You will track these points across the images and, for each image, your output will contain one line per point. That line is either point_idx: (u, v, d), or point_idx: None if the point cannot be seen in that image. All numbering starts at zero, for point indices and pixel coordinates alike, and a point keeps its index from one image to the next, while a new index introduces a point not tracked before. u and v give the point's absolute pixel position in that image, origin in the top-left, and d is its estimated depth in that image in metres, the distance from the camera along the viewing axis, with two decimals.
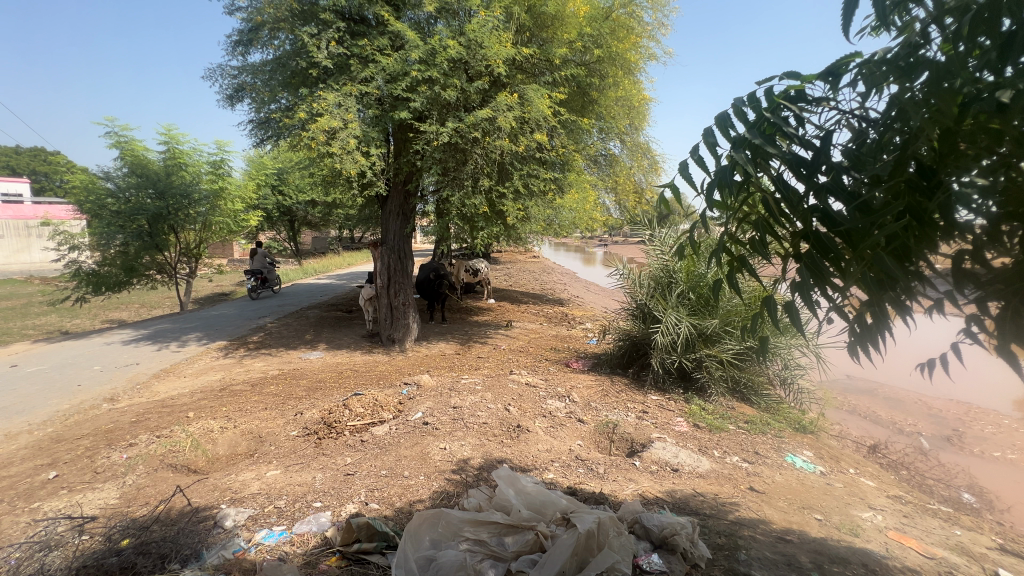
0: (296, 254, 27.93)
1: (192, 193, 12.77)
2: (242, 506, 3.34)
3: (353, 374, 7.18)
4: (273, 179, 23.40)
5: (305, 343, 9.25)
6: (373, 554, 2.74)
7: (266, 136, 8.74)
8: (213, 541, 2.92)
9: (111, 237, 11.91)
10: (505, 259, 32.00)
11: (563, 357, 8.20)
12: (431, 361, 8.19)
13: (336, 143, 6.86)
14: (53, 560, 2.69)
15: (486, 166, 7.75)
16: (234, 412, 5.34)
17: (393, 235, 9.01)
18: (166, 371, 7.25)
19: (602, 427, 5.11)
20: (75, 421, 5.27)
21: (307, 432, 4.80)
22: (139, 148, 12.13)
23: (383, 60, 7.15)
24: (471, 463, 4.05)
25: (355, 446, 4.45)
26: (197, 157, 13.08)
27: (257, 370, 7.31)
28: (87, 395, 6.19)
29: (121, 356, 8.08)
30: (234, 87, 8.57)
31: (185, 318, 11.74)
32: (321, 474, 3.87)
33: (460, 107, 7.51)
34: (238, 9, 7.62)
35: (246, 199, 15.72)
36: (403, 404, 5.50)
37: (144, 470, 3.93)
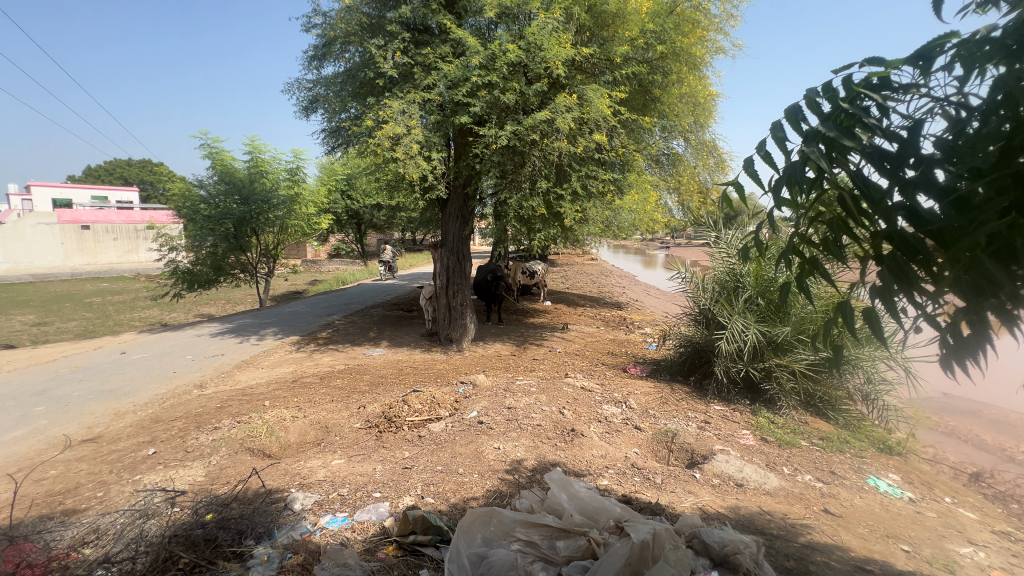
0: (362, 256, 29.46)
1: (272, 199, 13.81)
2: (309, 492, 3.56)
3: (413, 371, 7.43)
4: (342, 184, 24.84)
5: (369, 341, 9.70)
6: (428, 547, 2.82)
7: (337, 144, 9.27)
8: (284, 521, 3.13)
9: (204, 239, 13.17)
10: (563, 261, 31.84)
11: (621, 362, 8.02)
12: (487, 361, 8.31)
13: (399, 148, 7.14)
14: (151, 527, 3.01)
15: (544, 168, 7.77)
16: (304, 403, 5.72)
17: (453, 237, 9.26)
18: (246, 362, 7.89)
19: (660, 435, 4.94)
20: (170, 404, 5.87)
21: (369, 425, 5.03)
22: (228, 158, 13.30)
23: (445, 68, 7.37)
24: (525, 464, 4.07)
25: (413, 441, 4.60)
26: (276, 165, 14.13)
27: (326, 364, 7.76)
28: (181, 381, 6.87)
29: (209, 347, 8.89)
30: (309, 99, 9.17)
31: (264, 314, 12.72)
32: (381, 466, 4.05)
33: (519, 111, 7.57)
34: (314, 26, 8.15)
35: (318, 204, 16.77)
36: (460, 402, 5.62)
37: (227, 451, 4.29)
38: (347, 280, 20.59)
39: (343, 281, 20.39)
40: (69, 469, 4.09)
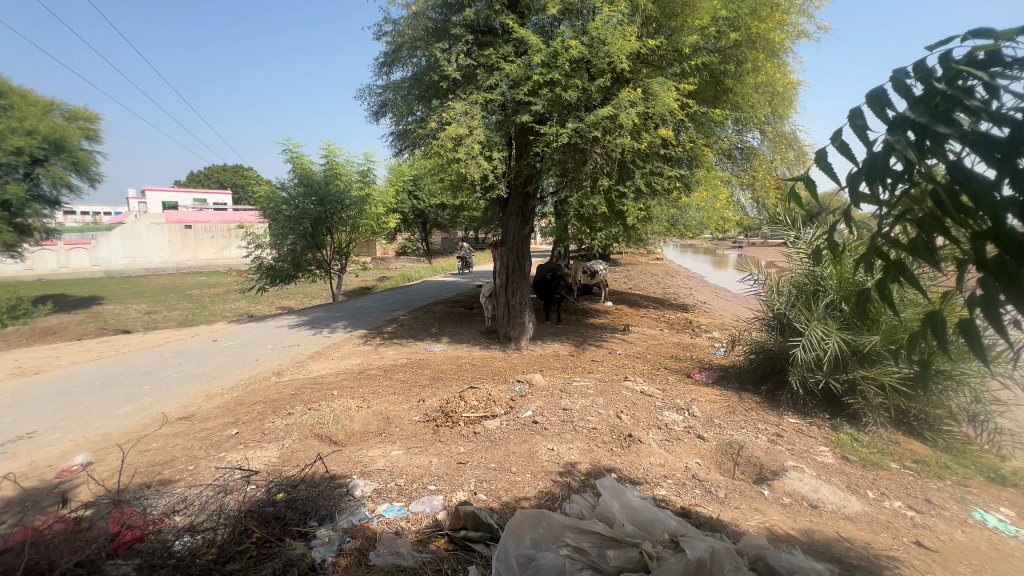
0: (427, 254, 30.48)
1: (345, 200, 14.65)
2: (369, 479, 3.73)
3: (472, 368, 7.57)
4: (409, 185, 25.84)
5: (430, 336, 10.01)
6: (478, 543, 2.85)
7: (404, 146, 9.64)
8: (345, 506, 3.30)
9: (284, 238, 14.24)
10: (626, 260, 31.05)
11: (684, 367, 7.67)
12: (545, 360, 8.27)
13: (462, 149, 7.28)
14: (230, 501, 3.28)
15: (606, 166, 7.59)
16: (369, 394, 6.01)
17: (512, 236, 9.34)
18: (319, 353, 8.44)
19: (725, 446, 4.65)
20: (252, 389, 6.41)
21: (427, 418, 5.19)
22: (307, 162, 14.26)
23: (507, 67, 7.41)
24: (579, 467, 4.00)
25: (468, 437, 4.68)
26: (350, 168, 14.97)
27: (390, 358, 8.11)
28: (262, 368, 7.48)
29: (287, 338, 9.60)
30: (379, 104, 9.61)
31: (336, 308, 13.53)
32: (436, 459, 4.16)
33: (581, 107, 7.44)
34: (384, 34, 8.51)
35: (386, 204, 17.57)
36: (515, 401, 5.65)
37: (298, 436, 4.61)
38: (413, 278, 21.39)
39: (409, 278, 21.22)
40: (167, 443, 4.58)
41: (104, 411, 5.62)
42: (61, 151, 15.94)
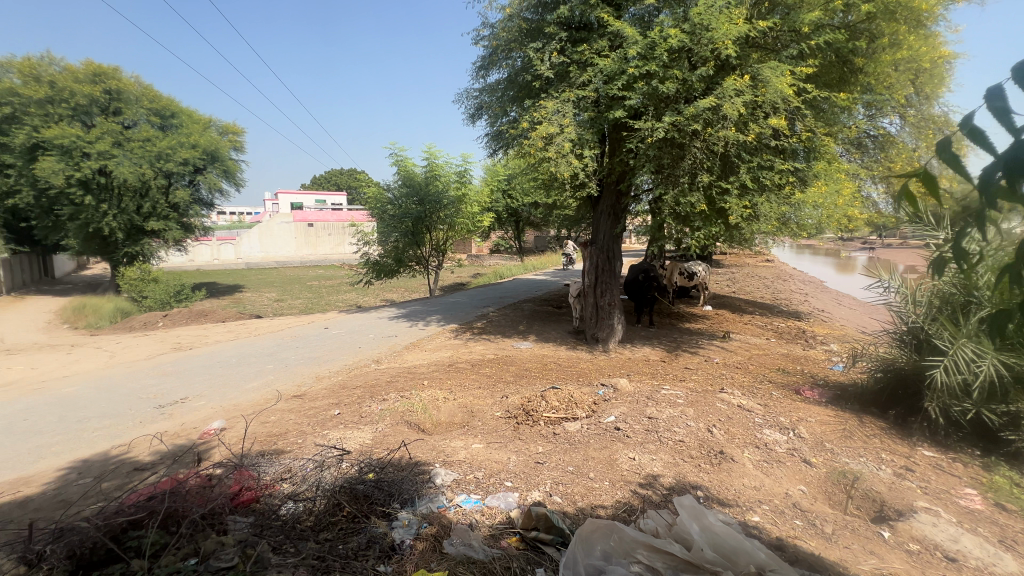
0: (520, 252, 30.97)
1: (443, 200, 15.42)
2: (450, 469, 3.89)
3: (556, 368, 7.53)
4: (504, 184, 26.45)
5: (518, 334, 10.16)
6: (549, 546, 2.84)
7: (498, 147, 9.87)
8: (425, 492, 3.48)
9: (389, 235, 15.38)
10: (730, 262, 28.80)
11: (792, 382, 6.92)
12: (633, 364, 7.97)
13: (552, 148, 7.27)
14: (327, 476, 3.63)
15: (706, 160, 7.08)
16: (456, 386, 6.27)
17: (603, 235, 9.15)
18: (414, 344, 8.99)
19: (837, 476, 4.11)
20: (354, 374, 7.02)
21: (509, 415, 5.27)
22: (410, 165, 15.23)
23: (601, 63, 7.23)
24: (662, 481, 3.79)
25: (548, 437, 4.67)
26: (448, 169, 15.69)
27: (478, 353, 8.37)
28: (364, 355, 8.16)
29: (387, 329, 10.37)
30: (475, 107, 9.93)
31: (432, 302, 14.30)
32: (515, 457, 4.21)
33: (680, 100, 7.03)
34: (481, 39, 8.78)
35: (481, 203, 18.17)
36: (598, 404, 5.52)
37: (390, 421, 4.95)
38: (505, 275, 21.87)
39: (501, 275, 21.75)
40: (282, 417, 5.18)
41: (237, 384, 6.53)
42: (216, 161, 18.78)
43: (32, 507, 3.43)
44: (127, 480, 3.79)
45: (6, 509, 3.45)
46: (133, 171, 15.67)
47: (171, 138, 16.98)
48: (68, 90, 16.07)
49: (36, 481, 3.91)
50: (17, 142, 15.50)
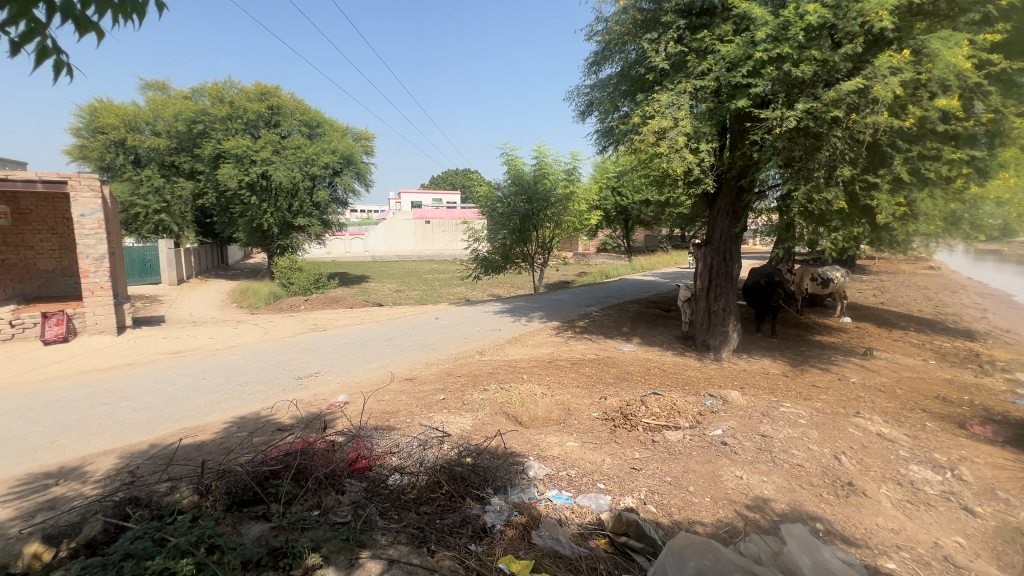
0: (628, 251, 30.03)
1: (550, 198, 15.54)
2: (543, 463, 3.96)
3: (660, 373, 7.20)
4: (613, 181, 25.82)
5: (621, 335, 9.90)
6: (639, 555, 2.78)
7: (608, 143, 9.66)
8: (518, 482, 3.59)
9: (498, 232, 15.98)
10: (878, 268, 24.84)
11: (953, 413, 5.79)
12: (747, 377, 7.31)
13: (664, 143, 6.93)
14: (430, 455, 3.92)
15: (849, 151, 6.20)
16: (555, 383, 6.32)
17: (719, 234, 8.57)
18: (516, 339, 9.23)
19: (1009, 531, 3.37)
20: (460, 363, 7.44)
21: (606, 416, 5.18)
22: (520, 164, 15.58)
23: (723, 49, 6.70)
24: (772, 506, 3.45)
25: (646, 444, 4.51)
26: (557, 167, 15.72)
27: (578, 352, 8.33)
28: (469, 346, 8.59)
29: (492, 322, 10.77)
30: (585, 103, 9.80)
31: (536, 299, 14.52)
32: (609, 459, 4.13)
33: (818, 84, 6.25)
34: (594, 34, 8.65)
35: (589, 201, 17.95)
36: (703, 416, 5.18)
37: (490, 410, 5.17)
38: (610, 275, 21.38)
39: (607, 274, 21.31)
40: (395, 396, 5.69)
41: (359, 364, 7.31)
42: (351, 164, 21.05)
43: (205, 450, 4.21)
44: (272, 437, 4.47)
45: (187, 449, 4.28)
46: (287, 175, 18.24)
47: (316, 145, 19.41)
48: (242, 108, 19.18)
49: (208, 429, 4.79)
50: (206, 153, 18.93)
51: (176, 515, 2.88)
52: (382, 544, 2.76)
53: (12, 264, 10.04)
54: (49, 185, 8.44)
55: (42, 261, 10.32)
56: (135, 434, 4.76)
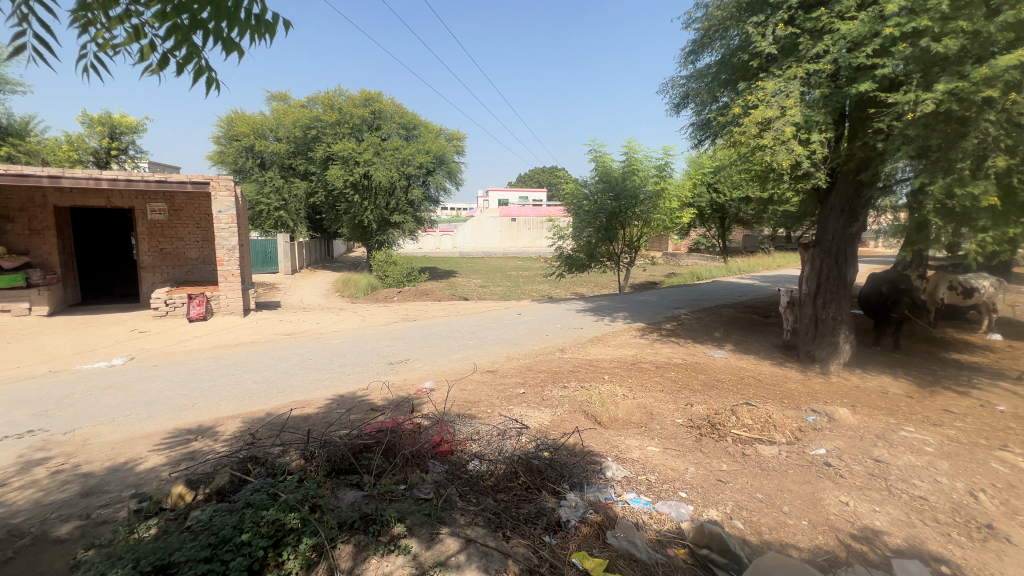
0: (723, 251, 28.12)
1: (639, 195, 15.03)
2: (621, 465, 3.88)
3: (755, 383, 6.67)
4: (709, 177, 24.32)
5: (712, 340, 9.32)
6: (721, 570, 2.64)
7: (704, 136, 9.11)
8: (594, 481, 3.56)
9: (583, 230, 15.90)
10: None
11: None
12: (860, 394, 6.52)
13: (768, 134, 6.41)
14: (508, 445, 4.02)
15: (1004, 137, 5.24)
16: (637, 385, 6.14)
17: (831, 234, 7.74)
18: (598, 338, 9.09)
19: None
20: (540, 358, 7.51)
21: (691, 423, 4.93)
22: (608, 160, 15.25)
23: (843, 27, 6.01)
24: (884, 539, 3.07)
25: (735, 456, 4.22)
26: (648, 163, 15.13)
27: (663, 355, 7.99)
28: (550, 343, 8.63)
29: (574, 321, 10.71)
30: (680, 95, 9.32)
31: (620, 299, 14.16)
32: (693, 468, 3.94)
33: (966, 59, 5.35)
34: (693, 21, 8.20)
35: (681, 199, 17.10)
36: (804, 433, 4.73)
37: (569, 408, 5.17)
38: (702, 276, 20.19)
39: (698, 276, 20.15)
40: (477, 387, 5.89)
41: (445, 354, 7.68)
42: (443, 164, 22.05)
43: (311, 421, 4.70)
44: (366, 415, 4.86)
45: (296, 419, 4.81)
46: (385, 175, 19.57)
47: (412, 146, 20.58)
48: (349, 113, 20.90)
49: (314, 403, 5.34)
50: (318, 155, 20.93)
51: (286, 475, 3.25)
52: (461, 523, 2.90)
53: (168, 252, 11.90)
54: (197, 185, 9.87)
55: (189, 250, 12.12)
56: (256, 403, 5.45)
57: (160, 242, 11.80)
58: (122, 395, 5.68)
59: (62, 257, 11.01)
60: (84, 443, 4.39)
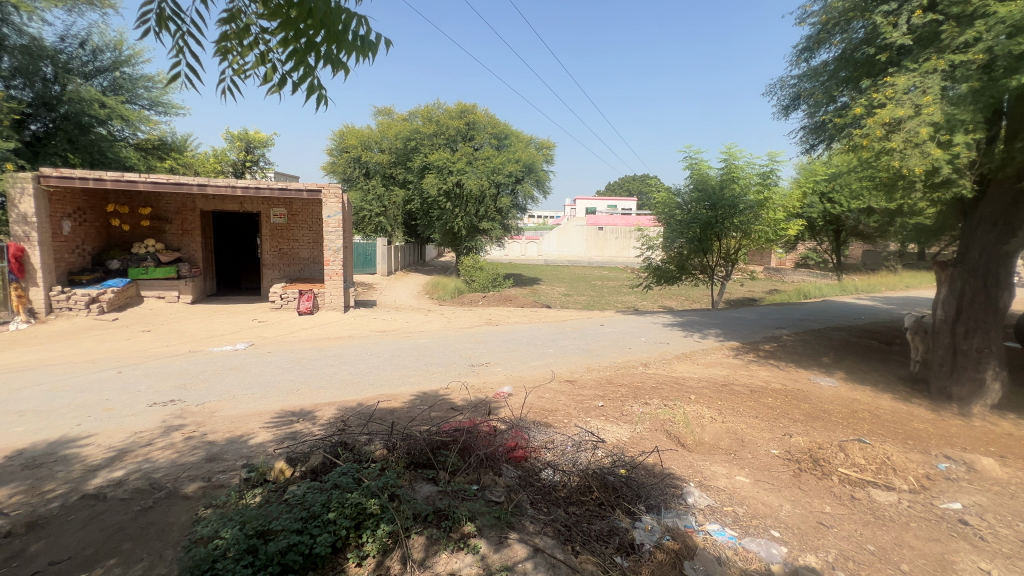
0: (837, 268, 25.27)
1: (739, 204, 13.98)
2: (704, 493, 3.63)
3: (871, 418, 5.86)
4: (822, 186, 22.08)
5: (818, 366, 8.38)
6: None
7: (818, 141, 8.23)
8: (673, 506, 3.38)
9: (674, 241, 15.16)
10: None
11: None
12: (1013, 443, 5.44)
13: (896, 136, 5.67)
14: (582, 458, 3.95)
15: None
16: (728, 409, 5.68)
17: (979, 251, 6.61)
18: (685, 355, 8.59)
19: None
20: (621, 372, 7.27)
21: (789, 456, 4.46)
22: (705, 167, 14.39)
23: (1000, 10, 5.13)
24: None
25: (841, 498, 3.74)
26: (749, 170, 14.08)
27: (760, 378, 7.33)
28: (633, 356, 8.32)
29: (660, 335, 10.22)
30: (790, 97, 8.54)
31: (712, 315, 13.26)
32: (790, 506, 3.56)
33: None
34: (808, 15, 7.50)
35: (787, 209, 15.67)
36: (932, 482, 4.07)
37: (649, 426, 4.93)
38: (810, 294, 18.25)
39: (805, 294, 18.29)
40: (555, 396, 5.84)
41: (525, 360, 7.72)
42: (532, 172, 22.39)
43: (396, 414, 5.00)
44: (446, 413, 5.04)
45: (383, 411, 5.13)
46: (477, 183, 20.29)
47: (503, 155, 21.15)
48: (446, 125, 22.09)
49: (399, 398, 5.66)
50: (415, 165, 22.27)
51: (370, 462, 3.49)
52: (529, 531, 2.91)
53: (285, 252, 13.39)
54: (311, 193, 11.00)
55: (302, 251, 13.51)
56: (349, 392, 5.91)
57: (280, 242, 13.30)
58: (242, 376, 6.48)
59: (204, 253, 12.84)
60: (210, 415, 5.07)
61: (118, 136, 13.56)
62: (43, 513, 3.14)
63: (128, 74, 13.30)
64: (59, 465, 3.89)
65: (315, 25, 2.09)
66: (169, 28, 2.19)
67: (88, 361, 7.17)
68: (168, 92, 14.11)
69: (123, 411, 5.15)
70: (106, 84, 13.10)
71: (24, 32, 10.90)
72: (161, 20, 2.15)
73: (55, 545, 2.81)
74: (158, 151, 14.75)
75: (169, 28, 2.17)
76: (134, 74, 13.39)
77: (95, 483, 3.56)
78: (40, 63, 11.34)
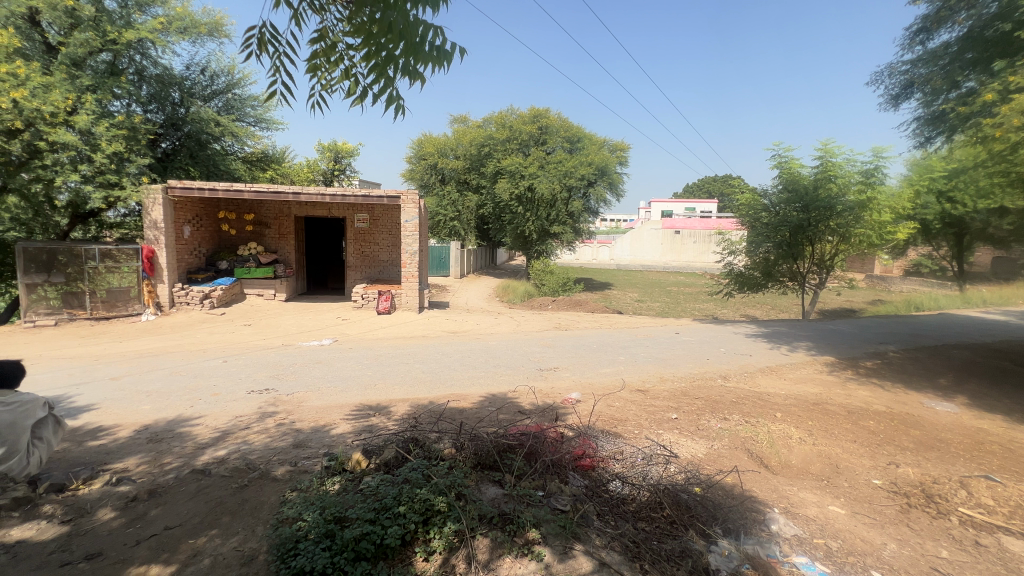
0: (958, 276, 22.17)
1: (836, 205, 12.69)
2: (792, 521, 3.32)
3: (1003, 453, 5.03)
4: (939, 183, 19.56)
5: (933, 388, 7.36)
6: None
7: (935, 134, 7.23)
8: (756, 533, 3.14)
9: (759, 246, 14.12)
10: None
11: None
12: None
13: None
14: (652, 472, 3.79)
15: None
16: (820, 430, 5.17)
17: None
18: (771, 369, 7.94)
19: None
20: (696, 383, 6.90)
21: (894, 488, 3.95)
22: (796, 166, 13.20)
23: None
24: None
25: (960, 542, 3.25)
26: (849, 168, 12.82)
27: (860, 399, 6.58)
28: (710, 367, 7.86)
29: (742, 346, 9.56)
30: (901, 86, 7.60)
31: (802, 326, 12.18)
32: (895, 546, 3.15)
33: None
34: None
35: (896, 211, 14.01)
36: None
37: (728, 443, 4.60)
38: (922, 306, 16.20)
39: (917, 306, 16.25)
40: (625, 405, 5.66)
41: (595, 367, 7.56)
42: (604, 175, 22.01)
43: (465, 414, 5.12)
44: (514, 416, 5.08)
45: (453, 410, 5.28)
46: (548, 187, 20.23)
47: (575, 159, 20.95)
48: (519, 131, 22.39)
49: (469, 398, 5.79)
50: (488, 170, 22.67)
51: (439, 460, 3.59)
52: (596, 543, 2.83)
53: (367, 254, 14.25)
54: (391, 200, 11.60)
55: (382, 253, 14.29)
56: (421, 390, 6.16)
57: (362, 246, 14.20)
58: (327, 370, 6.98)
59: (297, 255, 14.04)
60: (298, 405, 5.49)
61: (229, 151, 15.25)
62: (161, 482, 3.58)
63: (238, 95, 14.89)
64: (175, 441, 4.42)
65: (394, 38, 2.19)
66: (268, 51, 2.43)
67: (201, 350, 8.09)
68: (270, 109, 15.58)
69: (227, 396, 5.75)
70: (221, 105, 14.74)
71: (158, 64, 12.63)
72: (261, 44, 2.38)
73: (169, 511, 3.19)
74: (261, 163, 16.35)
75: (268, 50, 2.41)
76: (243, 95, 14.97)
77: (202, 460, 4.00)
78: (170, 89, 13.09)
